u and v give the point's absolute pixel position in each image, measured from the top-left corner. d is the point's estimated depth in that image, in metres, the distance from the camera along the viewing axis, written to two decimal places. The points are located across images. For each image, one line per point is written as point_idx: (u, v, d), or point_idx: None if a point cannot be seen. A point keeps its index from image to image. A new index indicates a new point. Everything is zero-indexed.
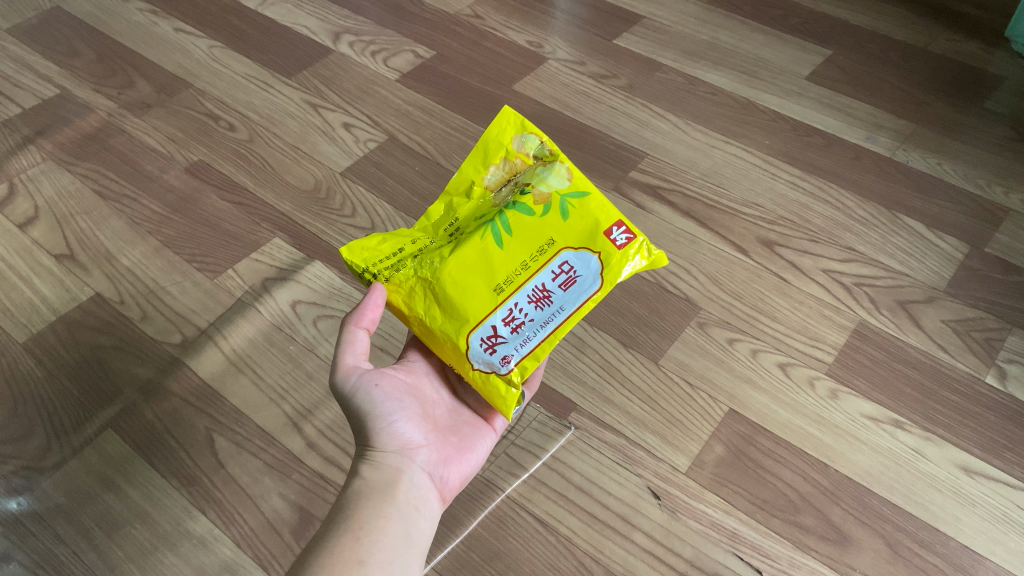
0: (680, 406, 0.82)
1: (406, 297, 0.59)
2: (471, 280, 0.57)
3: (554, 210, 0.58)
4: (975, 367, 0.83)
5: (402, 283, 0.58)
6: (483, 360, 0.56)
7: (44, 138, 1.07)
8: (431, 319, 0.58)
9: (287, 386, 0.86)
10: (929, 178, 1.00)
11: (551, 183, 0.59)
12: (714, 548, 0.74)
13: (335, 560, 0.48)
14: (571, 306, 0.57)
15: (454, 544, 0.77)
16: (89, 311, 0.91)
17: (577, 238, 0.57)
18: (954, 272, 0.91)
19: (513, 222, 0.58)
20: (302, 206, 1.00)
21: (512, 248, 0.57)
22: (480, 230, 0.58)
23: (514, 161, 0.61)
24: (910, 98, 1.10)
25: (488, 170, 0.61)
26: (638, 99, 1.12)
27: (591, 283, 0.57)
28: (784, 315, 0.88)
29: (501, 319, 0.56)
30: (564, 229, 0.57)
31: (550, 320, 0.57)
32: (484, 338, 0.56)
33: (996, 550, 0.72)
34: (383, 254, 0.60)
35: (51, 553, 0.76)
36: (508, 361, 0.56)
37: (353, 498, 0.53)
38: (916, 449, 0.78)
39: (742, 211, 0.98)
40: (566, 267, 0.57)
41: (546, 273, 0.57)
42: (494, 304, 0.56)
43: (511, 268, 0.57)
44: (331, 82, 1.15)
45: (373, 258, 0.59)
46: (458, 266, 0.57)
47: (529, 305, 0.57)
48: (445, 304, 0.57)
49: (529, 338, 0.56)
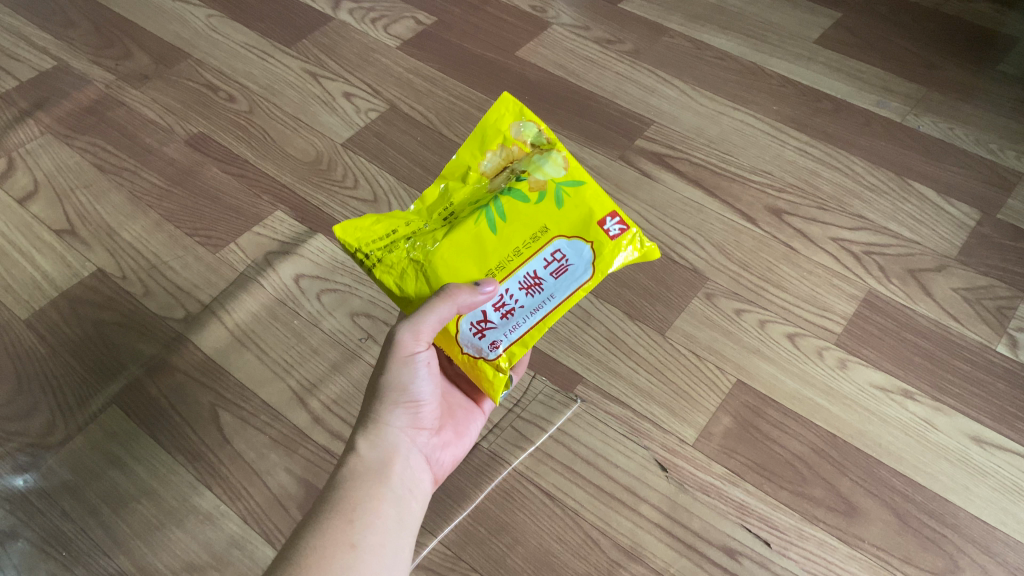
0: (687, 377, 0.81)
1: (397, 278, 0.57)
2: (463, 266, 0.56)
3: (549, 198, 0.56)
4: (986, 336, 0.82)
5: (394, 265, 0.57)
6: (472, 344, 0.57)
7: (42, 111, 1.06)
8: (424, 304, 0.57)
9: (291, 360, 0.85)
10: (940, 143, 0.98)
11: (547, 170, 0.57)
12: (722, 520, 0.74)
13: (329, 541, 0.47)
14: (563, 294, 0.56)
15: (460, 517, 0.76)
16: (91, 286, 0.90)
17: (571, 226, 0.56)
18: (965, 239, 0.89)
19: (507, 208, 0.56)
20: (302, 177, 0.99)
21: (505, 233, 0.56)
22: (474, 214, 0.56)
23: (508, 148, 0.59)
24: (921, 61, 1.08)
25: (484, 156, 0.59)
26: (644, 64, 1.10)
27: (583, 272, 0.56)
28: (792, 285, 0.87)
29: (491, 305, 0.56)
30: (558, 217, 0.56)
31: (541, 307, 0.56)
32: (474, 323, 0.56)
33: (1006, 521, 0.72)
34: (376, 234, 0.59)
35: (58, 530, 0.75)
36: (497, 346, 0.56)
37: (349, 475, 0.52)
38: (926, 419, 0.77)
39: (750, 178, 0.97)
40: (558, 255, 0.56)
41: (537, 261, 0.56)
42: None
43: (504, 255, 0.56)
44: (330, 50, 1.13)
45: (367, 238, 0.58)
46: (451, 249, 0.56)
47: (519, 292, 0.56)
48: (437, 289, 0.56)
49: (518, 325, 0.56)
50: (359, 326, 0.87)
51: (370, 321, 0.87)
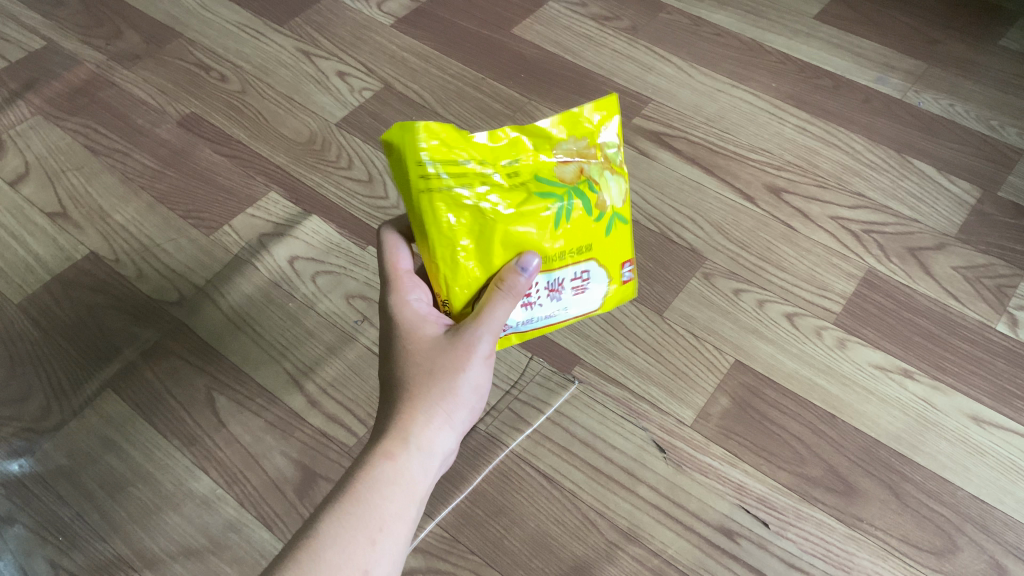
0: (685, 358, 0.80)
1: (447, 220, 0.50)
2: (514, 243, 0.51)
3: (603, 225, 0.54)
4: (985, 314, 0.82)
5: (452, 199, 0.50)
6: None
7: (32, 92, 1.05)
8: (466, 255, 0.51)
9: (288, 342, 0.84)
10: (941, 119, 0.98)
11: (615, 195, 0.54)
12: (720, 501, 0.73)
13: (345, 560, 0.44)
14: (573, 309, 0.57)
15: (458, 500, 0.75)
16: (84, 270, 0.89)
17: (607, 256, 0.55)
18: (965, 217, 0.89)
19: (575, 212, 0.52)
20: (297, 157, 0.98)
21: (564, 232, 0.52)
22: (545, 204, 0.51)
23: (592, 153, 0.53)
24: (921, 36, 1.07)
25: (567, 140, 0.53)
26: (641, 41, 1.09)
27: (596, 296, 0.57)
28: (791, 264, 0.87)
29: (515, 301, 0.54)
30: (604, 243, 0.54)
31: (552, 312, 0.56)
32: None
33: (1005, 500, 0.71)
34: (445, 157, 0.51)
35: (54, 514, 0.75)
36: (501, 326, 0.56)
37: (376, 480, 0.48)
38: (925, 399, 0.77)
39: (749, 157, 0.96)
40: (585, 274, 0.55)
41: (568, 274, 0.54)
42: None
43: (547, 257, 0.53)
44: (324, 28, 1.12)
45: (435, 158, 0.50)
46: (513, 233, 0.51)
47: (545, 291, 0.55)
48: (487, 259, 0.51)
49: (529, 319, 0.56)
50: (355, 308, 0.86)
51: (366, 303, 0.87)
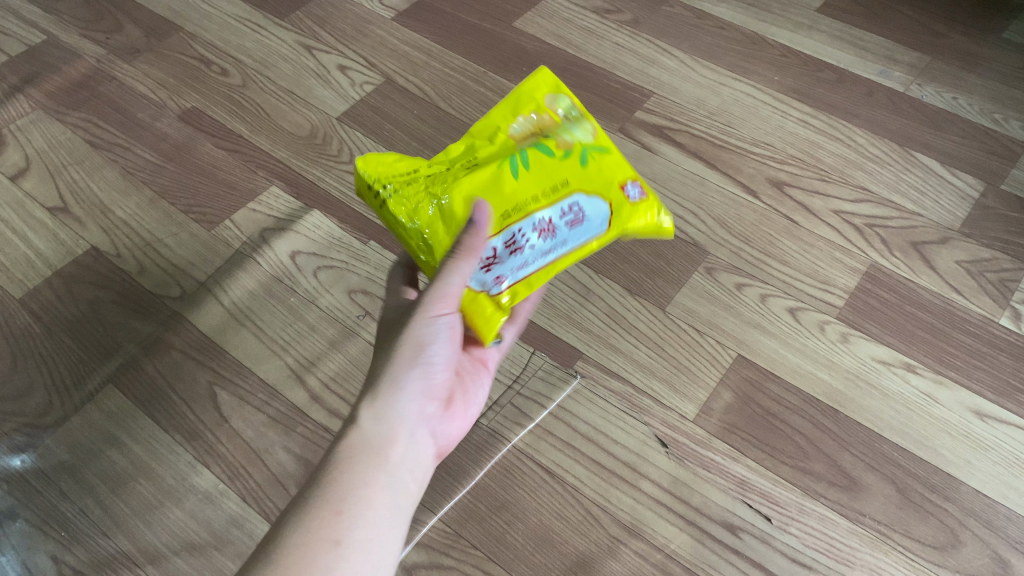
0: (687, 353, 0.80)
1: (410, 207, 0.59)
2: (483, 202, 0.57)
3: (574, 157, 0.60)
4: (989, 309, 0.82)
5: (410, 198, 0.59)
6: (476, 279, 0.57)
7: (31, 86, 1.05)
8: (432, 234, 0.57)
9: (289, 337, 0.84)
10: (944, 112, 0.97)
11: (579, 135, 0.62)
12: (722, 495, 0.73)
13: (310, 533, 0.44)
14: (574, 241, 0.59)
15: (460, 494, 0.75)
16: (85, 265, 0.89)
17: (591, 185, 0.60)
18: (968, 210, 0.89)
19: (532, 157, 0.59)
20: (298, 151, 0.98)
21: (529, 176, 0.58)
22: (500, 160, 0.59)
23: (541, 116, 0.63)
24: (925, 28, 1.07)
25: (516, 122, 0.62)
26: (643, 34, 1.09)
27: (598, 226, 0.59)
28: (794, 258, 0.86)
29: (501, 242, 0.56)
30: (581, 174, 0.60)
31: (551, 250, 0.58)
32: (483, 261, 0.56)
33: (1008, 494, 0.71)
34: (400, 171, 0.61)
35: (57, 510, 0.75)
36: (502, 281, 0.57)
37: (341, 459, 0.49)
38: (928, 393, 0.77)
39: (751, 150, 0.96)
40: (575, 207, 0.58)
41: (554, 210, 0.58)
42: (495, 228, 0.56)
43: (523, 198, 0.57)
44: (325, 22, 1.12)
45: (392, 175, 0.61)
46: (472, 190, 0.58)
47: (533, 234, 0.57)
48: (452, 220, 0.57)
49: (526, 263, 0.57)
50: (356, 302, 0.86)
51: (368, 298, 0.86)
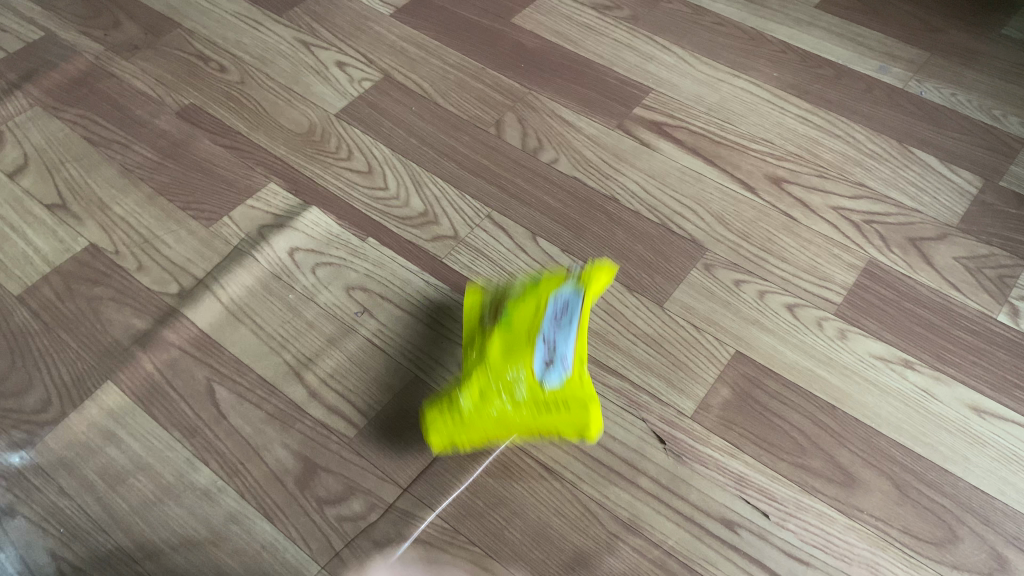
0: (685, 349, 0.80)
1: (465, 423, 0.70)
2: (515, 348, 0.71)
3: (533, 286, 0.76)
4: (987, 305, 0.82)
5: (458, 398, 0.70)
6: (550, 376, 0.70)
7: (29, 83, 1.04)
8: (497, 401, 0.69)
9: (287, 334, 0.84)
10: (943, 109, 0.97)
11: (519, 286, 0.77)
12: (720, 491, 0.72)
13: None
14: (579, 315, 0.74)
15: (459, 490, 0.74)
16: (84, 262, 0.89)
17: (554, 282, 0.75)
18: (967, 207, 0.89)
19: (508, 307, 0.74)
20: (296, 148, 0.98)
21: (518, 305, 0.74)
22: (492, 328, 0.73)
23: (487, 299, 0.78)
24: (923, 24, 1.07)
25: (481, 316, 0.77)
26: (642, 30, 1.09)
27: (579, 292, 0.74)
28: (792, 255, 0.86)
29: (541, 352, 0.70)
30: (545, 284, 0.75)
31: (574, 327, 0.73)
32: (542, 364, 0.70)
33: (1005, 490, 0.71)
34: (432, 407, 0.72)
35: (56, 506, 0.74)
36: (565, 359, 0.71)
37: None
38: (926, 389, 0.77)
39: (750, 147, 0.96)
40: (563, 301, 0.73)
41: (551, 309, 0.72)
42: (530, 347, 0.70)
43: (525, 324, 0.72)
44: (323, 18, 1.12)
45: (440, 423, 0.71)
46: (494, 351, 0.71)
47: (552, 325, 0.72)
48: (490, 371, 0.70)
49: (562, 341, 0.71)
50: (355, 299, 0.86)
51: (366, 295, 0.86)
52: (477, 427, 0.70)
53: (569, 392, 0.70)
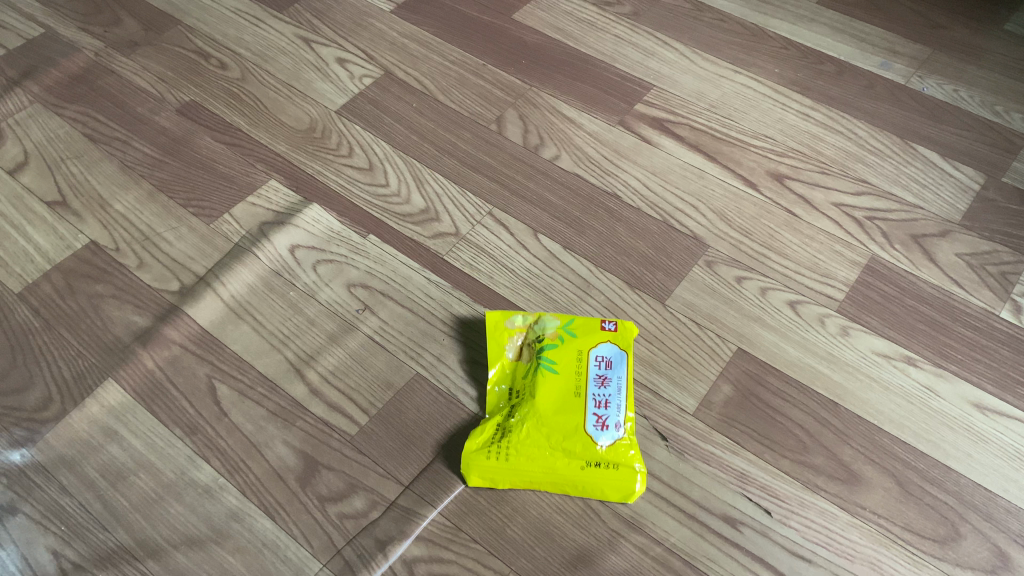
0: (687, 346, 0.80)
1: (523, 470, 0.72)
2: (563, 407, 0.75)
3: (567, 338, 0.79)
4: (990, 302, 0.81)
5: (513, 448, 0.73)
6: (604, 435, 0.73)
7: (29, 80, 1.04)
8: (553, 454, 0.72)
9: (289, 332, 0.84)
10: (945, 105, 0.97)
11: (549, 327, 0.80)
12: (723, 489, 0.72)
13: None
14: (621, 368, 0.77)
15: (460, 488, 0.73)
16: (84, 259, 0.89)
17: (591, 340, 0.79)
18: (969, 203, 0.88)
19: (550, 358, 0.78)
20: (297, 145, 0.98)
21: (560, 355, 0.78)
22: (536, 375, 0.77)
23: (517, 338, 0.80)
24: (925, 20, 1.07)
25: (509, 355, 0.80)
26: (643, 27, 1.09)
27: (619, 351, 0.78)
28: (794, 251, 0.86)
29: (592, 410, 0.74)
30: (581, 340, 0.79)
31: (618, 384, 0.76)
32: (596, 423, 0.74)
33: (1008, 487, 0.71)
34: (481, 448, 0.74)
35: (57, 504, 0.74)
36: (618, 423, 0.74)
37: None
38: (928, 386, 0.77)
39: (752, 143, 0.95)
40: (601, 359, 0.78)
41: (593, 371, 0.77)
42: (581, 408, 0.75)
43: (572, 382, 0.76)
44: (324, 15, 1.12)
45: (495, 472, 0.72)
46: (545, 404, 0.75)
47: (598, 387, 0.76)
48: (546, 427, 0.74)
49: (613, 399, 0.75)
50: (357, 296, 0.86)
51: (368, 293, 0.86)
52: (523, 469, 0.72)
53: (616, 455, 0.72)
